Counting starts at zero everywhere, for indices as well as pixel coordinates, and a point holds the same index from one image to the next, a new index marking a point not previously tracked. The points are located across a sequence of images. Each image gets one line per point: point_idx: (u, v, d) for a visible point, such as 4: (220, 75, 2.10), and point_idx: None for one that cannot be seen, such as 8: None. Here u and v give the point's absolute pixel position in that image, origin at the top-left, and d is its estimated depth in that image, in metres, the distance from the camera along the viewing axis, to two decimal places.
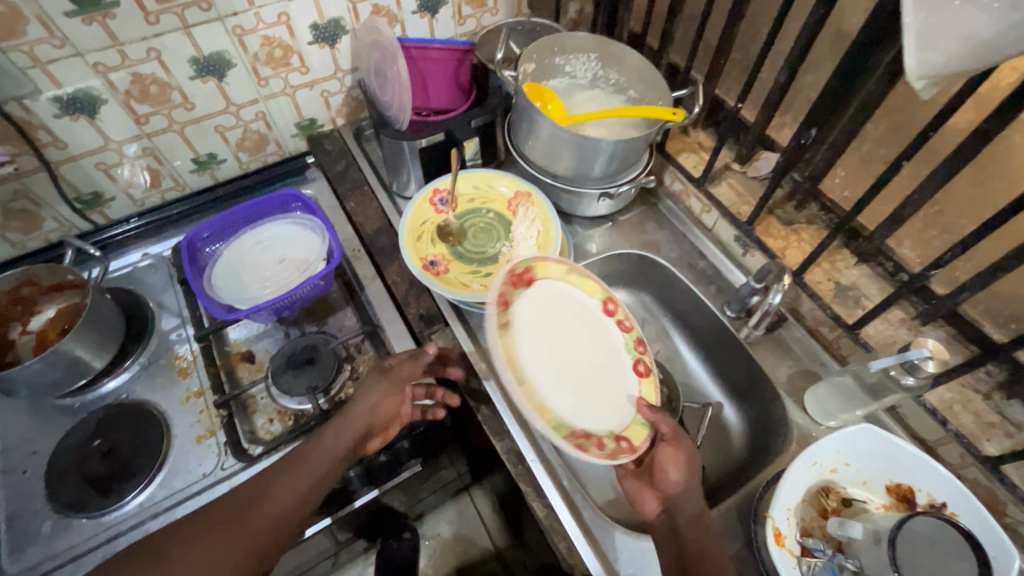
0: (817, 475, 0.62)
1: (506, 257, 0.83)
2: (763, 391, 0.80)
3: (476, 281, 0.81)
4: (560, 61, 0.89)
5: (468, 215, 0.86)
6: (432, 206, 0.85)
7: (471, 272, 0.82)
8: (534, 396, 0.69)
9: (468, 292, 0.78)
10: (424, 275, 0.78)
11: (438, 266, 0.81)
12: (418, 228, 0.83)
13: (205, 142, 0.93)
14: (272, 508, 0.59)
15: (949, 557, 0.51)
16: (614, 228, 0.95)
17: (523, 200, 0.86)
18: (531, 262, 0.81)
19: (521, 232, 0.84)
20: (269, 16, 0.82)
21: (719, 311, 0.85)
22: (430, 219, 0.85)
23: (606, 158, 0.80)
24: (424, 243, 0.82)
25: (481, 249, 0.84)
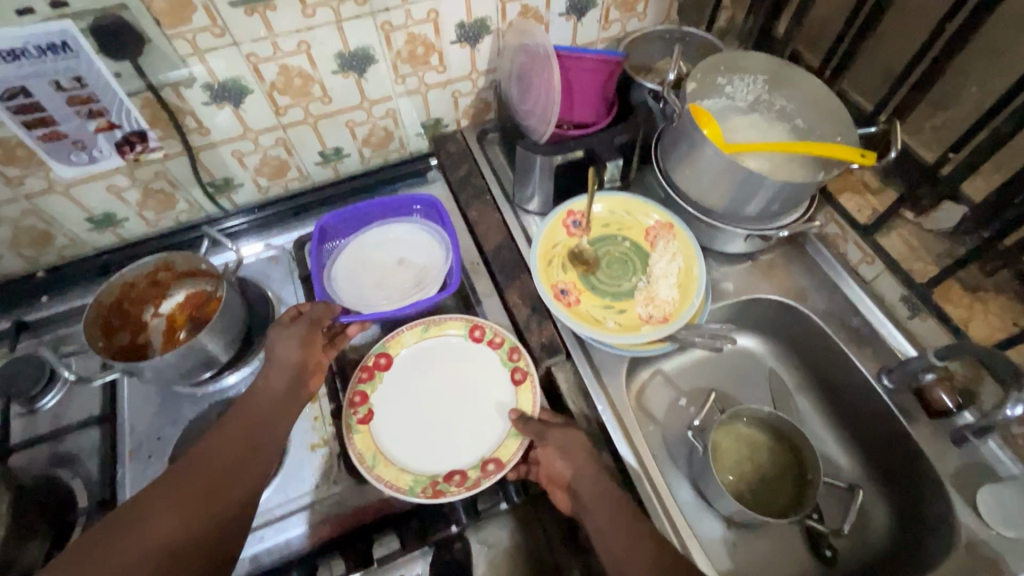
0: None
1: (643, 294, 0.79)
2: (920, 479, 0.71)
3: (609, 317, 0.77)
4: (722, 80, 0.80)
5: (602, 242, 0.83)
6: (565, 228, 0.83)
7: (604, 305, 0.78)
8: (391, 469, 0.68)
9: (600, 328, 0.75)
10: (555, 304, 0.76)
11: (568, 296, 0.78)
12: (550, 252, 0.81)
13: (334, 135, 0.91)
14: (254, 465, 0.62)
15: None
16: (754, 268, 0.86)
17: (666, 233, 0.82)
18: (671, 304, 0.76)
19: (661, 267, 0.80)
20: (419, 13, 0.78)
21: (874, 378, 0.75)
22: (561, 242, 0.82)
23: (773, 199, 0.71)
24: (555, 268, 0.80)
25: (615, 281, 0.81)
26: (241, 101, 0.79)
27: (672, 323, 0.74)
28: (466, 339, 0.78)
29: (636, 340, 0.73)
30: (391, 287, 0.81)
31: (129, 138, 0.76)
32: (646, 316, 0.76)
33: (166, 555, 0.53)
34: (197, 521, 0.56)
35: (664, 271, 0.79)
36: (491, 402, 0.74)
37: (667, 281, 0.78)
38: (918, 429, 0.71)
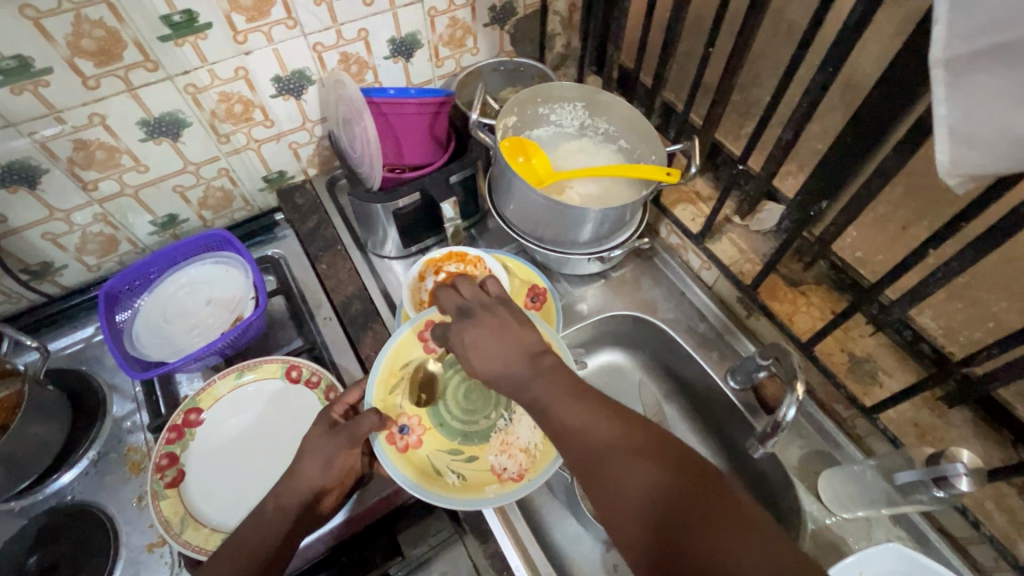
0: None
1: (500, 440, 0.69)
2: (767, 472, 0.72)
3: (453, 468, 0.67)
4: (543, 110, 0.82)
5: (465, 368, 0.75)
6: (422, 342, 0.73)
7: (450, 451, 0.69)
8: (201, 531, 0.64)
9: (435, 483, 0.64)
10: (385, 448, 0.65)
11: (408, 435, 0.68)
12: (396, 373, 0.70)
13: (163, 203, 0.86)
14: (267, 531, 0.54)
15: None
16: (606, 285, 0.88)
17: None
18: (528, 457, 0.65)
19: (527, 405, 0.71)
20: (225, 72, 0.75)
21: (722, 381, 0.77)
22: (415, 360, 0.72)
23: (596, 224, 0.73)
24: (398, 396, 0.70)
25: (472, 417, 0.72)
26: (37, 183, 0.73)
27: (524, 483, 0.63)
28: (283, 383, 0.73)
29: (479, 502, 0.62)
30: (210, 327, 0.76)
31: None
32: (497, 469, 0.66)
33: None
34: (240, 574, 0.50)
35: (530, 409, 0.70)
36: None
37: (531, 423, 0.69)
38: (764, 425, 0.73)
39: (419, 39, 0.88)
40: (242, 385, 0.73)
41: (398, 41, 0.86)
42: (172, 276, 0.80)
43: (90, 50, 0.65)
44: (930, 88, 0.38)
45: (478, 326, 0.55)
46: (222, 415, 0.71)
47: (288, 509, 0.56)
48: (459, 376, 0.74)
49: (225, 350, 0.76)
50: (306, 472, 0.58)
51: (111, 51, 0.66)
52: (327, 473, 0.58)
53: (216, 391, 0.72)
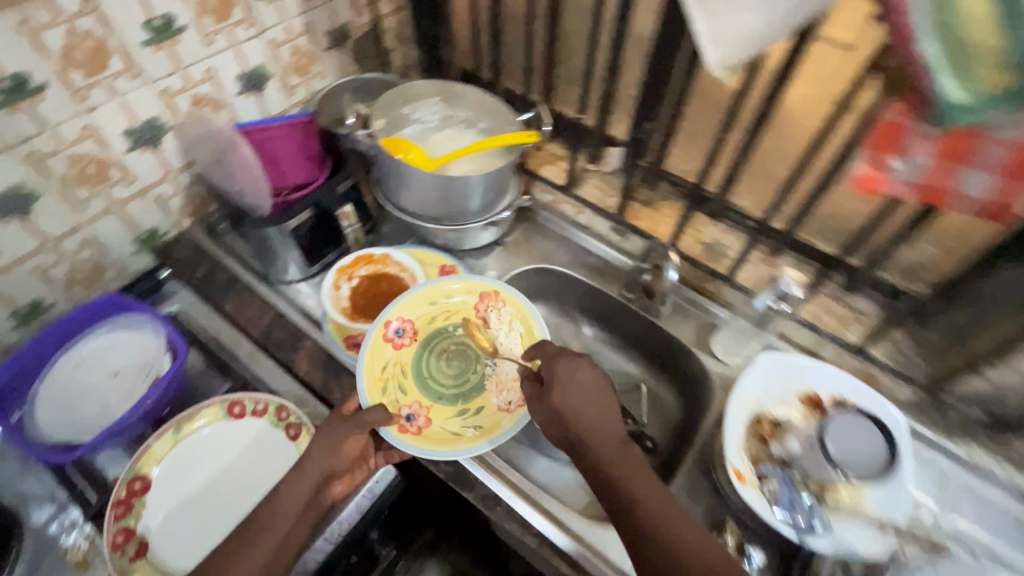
0: (744, 405, 0.68)
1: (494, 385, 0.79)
2: (675, 354, 0.87)
3: (467, 425, 0.75)
4: (406, 110, 0.91)
5: (434, 346, 0.82)
6: (389, 341, 0.79)
7: (457, 415, 0.76)
8: None
9: (458, 442, 0.72)
10: (403, 439, 0.70)
11: (415, 419, 0.74)
12: (381, 377, 0.76)
13: (23, 290, 0.78)
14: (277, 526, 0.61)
15: (865, 433, 0.64)
16: (505, 251, 0.98)
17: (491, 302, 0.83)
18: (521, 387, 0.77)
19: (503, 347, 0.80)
20: (70, 133, 0.72)
21: (620, 296, 0.92)
22: (391, 359, 0.78)
23: (481, 192, 0.82)
24: (392, 393, 0.75)
25: (459, 378, 0.80)
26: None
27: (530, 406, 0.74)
28: (227, 421, 0.72)
29: (504, 436, 0.72)
30: (126, 395, 0.72)
31: None
32: (504, 406, 0.76)
33: None
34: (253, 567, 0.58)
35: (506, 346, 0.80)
36: (276, 470, 0.69)
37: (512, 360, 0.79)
38: (662, 318, 0.89)
39: (267, 72, 0.91)
40: (181, 441, 0.70)
41: (247, 76, 0.89)
42: (62, 358, 0.74)
43: None
44: (686, 13, 0.52)
45: (576, 384, 0.64)
46: (172, 472, 0.68)
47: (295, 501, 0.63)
48: (432, 350, 0.82)
49: (151, 414, 0.74)
50: (314, 465, 0.65)
51: None
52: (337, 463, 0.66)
53: (155, 453, 0.68)
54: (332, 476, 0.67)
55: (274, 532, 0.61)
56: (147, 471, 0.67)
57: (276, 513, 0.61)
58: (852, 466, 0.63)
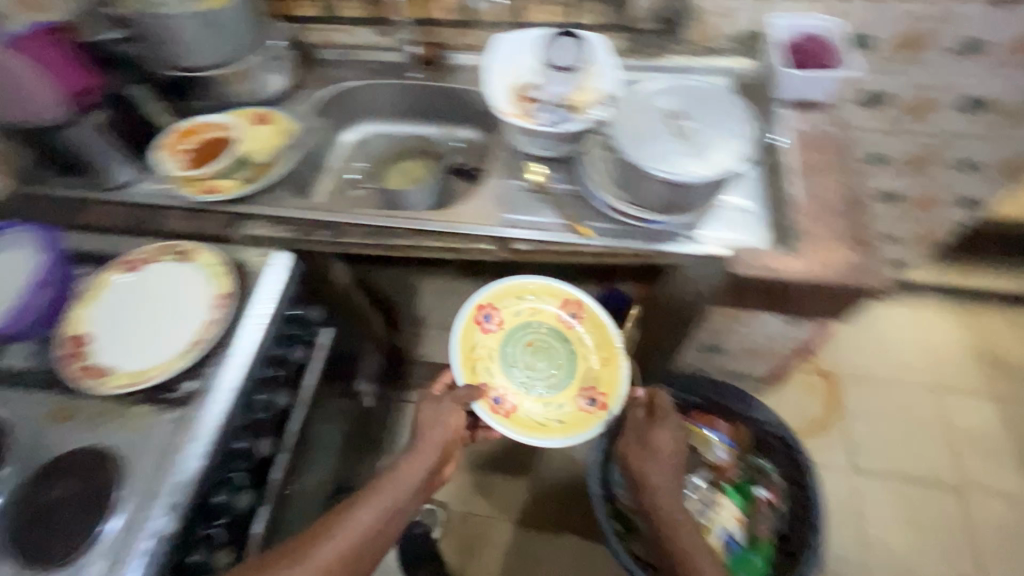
0: (501, 83, 0.92)
1: (603, 381, 0.92)
2: (463, 99, 1.10)
3: (551, 417, 0.90)
4: None
5: (519, 329, 0.95)
6: (479, 323, 0.94)
7: (543, 410, 0.91)
8: (154, 369, 0.78)
9: (543, 430, 0.88)
10: (494, 418, 0.87)
11: (505, 403, 0.90)
12: (470, 356, 0.91)
13: None
14: (397, 488, 0.78)
15: (566, 45, 0.89)
16: (302, 90, 1.12)
17: (574, 309, 0.97)
18: (605, 387, 0.91)
19: (583, 342, 0.95)
20: None
21: (405, 80, 1.11)
22: (478, 341, 0.93)
23: (239, 22, 0.96)
24: (479, 370, 0.91)
25: (541, 366, 0.93)
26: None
27: (614, 407, 0.88)
28: (132, 275, 0.86)
29: (578, 439, 0.87)
30: (13, 301, 0.80)
31: None
32: (585, 407, 0.90)
33: (351, 554, 0.70)
34: (369, 526, 0.73)
35: (588, 346, 0.95)
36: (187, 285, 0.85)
37: (596, 358, 0.94)
38: (441, 78, 1.09)
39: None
40: (100, 302, 0.84)
41: None
42: None
43: None
44: None
45: (663, 434, 0.88)
46: (105, 323, 0.82)
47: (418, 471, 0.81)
48: (517, 338, 0.95)
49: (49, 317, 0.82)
50: (434, 439, 0.85)
51: None
52: (445, 436, 0.86)
53: (87, 314, 0.83)
54: (445, 452, 0.87)
55: (392, 493, 0.77)
56: (87, 340, 0.81)
57: (404, 479, 0.80)
58: (579, 68, 0.91)
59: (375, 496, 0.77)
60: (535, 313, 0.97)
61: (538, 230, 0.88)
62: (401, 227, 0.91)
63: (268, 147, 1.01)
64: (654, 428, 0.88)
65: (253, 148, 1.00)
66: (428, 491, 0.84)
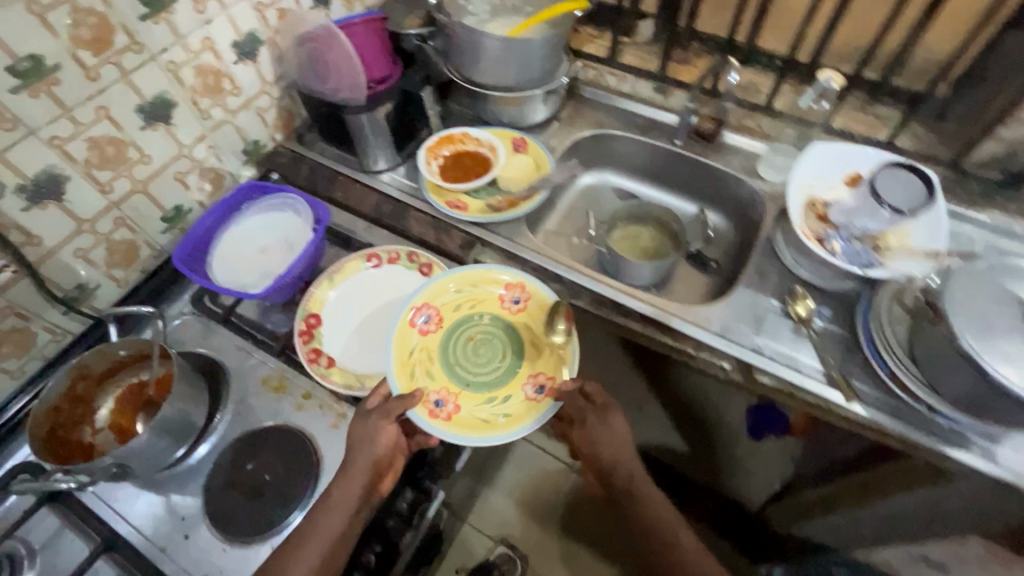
0: (801, 192, 0.83)
1: (544, 364, 0.79)
2: (724, 183, 1.02)
3: (495, 412, 0.75)
4: (462, 2, 1.02)
5: (460, 322, 0.82)
6: (416, 326, 0.80)
7: (487, 401, 0.76)
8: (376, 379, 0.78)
9: (490, 428, 0.73)
10: (433, 423, 0.72)
11: (446, 405, 0.75)
12: (407, 362, 0.77)
13: (170, 195, 0.91)
14: (333, 524, 0.65)
15: (903, 182, 0.76)
16: (560, 123, 1.09)
17: (519, 293, 0.83)
18: (555, 371, 0.78)
19: (531, 329, 0.82)
20: (195, 44, 0.83)
21: (669, 144, 1.04)
22: (417, 345, 0.79)
23: (542, 54, 0.94)
24: (420, 376, 0.76)
25: (485, 363, 0.80)
26: (40, 209, 0.74)
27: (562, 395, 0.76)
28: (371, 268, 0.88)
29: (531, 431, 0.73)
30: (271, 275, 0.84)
31: None
32: (531, 396, 0.76)
33: None
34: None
35: (540, 327, 0.82)
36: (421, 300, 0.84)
37: (541, 340, 0.81)
38: (711, 155, 1.01)
39: None
40: (338, 287, 0.86)
41: None
42: (232, 233, 0.88)
43: (88, 39, 0.71)
44: None
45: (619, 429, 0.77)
46: (338, 311, 0.84)
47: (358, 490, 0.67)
48: (465, 336, 0.81)
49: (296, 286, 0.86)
50: (364, 460, 0.68)
51: (106, 37, 0.72)
52: (384, 450, 0.69)
53: (324, 294, 0.85)
54: (389, 458, 0.71)
55: (332, 533, 0.64)
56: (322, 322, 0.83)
57: (342, 509, 0.66)
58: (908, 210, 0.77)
59: (316, 540, 0.64)
60: (474, 301, 0.83)
61: (789, 368, 0.77)
62: (634, 308, 0.84)
63: (522, 182, 0.97)
64: (607, 420, 0.77)
65: (511, 176, 0.98)
66: (372, 504, 0.70)
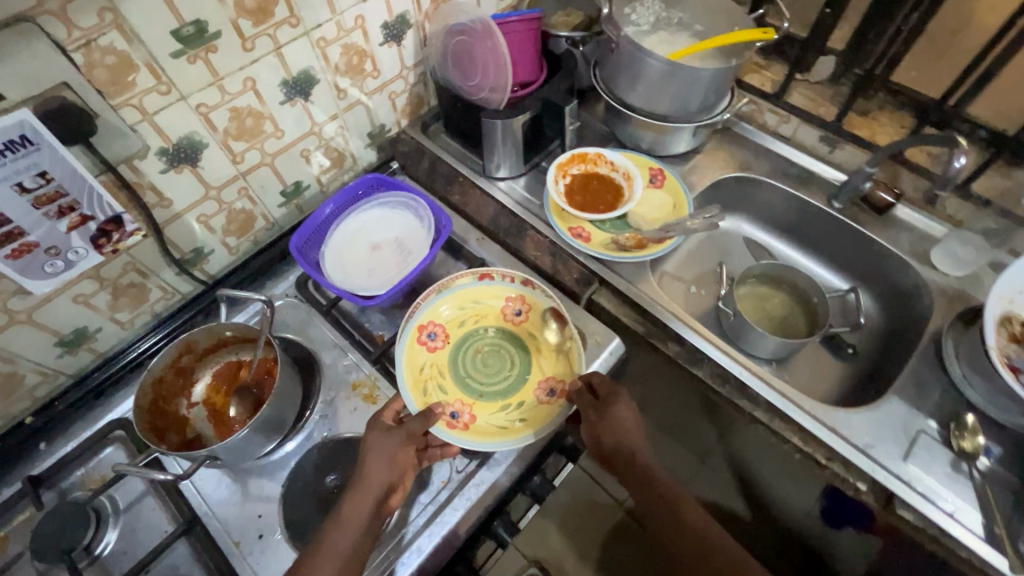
0: (998, 306, 0.70)
1: (553, 365, 0.76)
2: (887, 263, 0.89)
3: (512, 417, 0.73)
4: (626, 10, 0.93)
5: (465, 337, 0.80)
6: (423, 344, 0.78)
7: (503, 409, 0.74)
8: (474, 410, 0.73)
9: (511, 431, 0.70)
10: (453, 434, 0.69)
11: (462, 417, 0.72)
12: (420, 378, 0.75)
13: (293, 170, 0.89)
14: (341, 542, 0.60)
15: None
16: (702, 158, 0.98)
17: (520, 304, 0.81)
18: (563, 373, 0.75)
19: (536, 334, 0.79)
20: (348, 22, 0.79)
21: (826, 206, 0.92)
22: (427, 361, 0.77)
23: (708, 88, 0.83)
24: (433, 393, 0.74)
25: (496, 374, 0.77)
26: (175, 173, 0.73)
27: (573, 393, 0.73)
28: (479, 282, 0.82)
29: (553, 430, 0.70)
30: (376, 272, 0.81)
31: (103, 228, 0.69)
32: (545, 397, 0.73)
33: None
34: None
35: (543, 335, 0.79)
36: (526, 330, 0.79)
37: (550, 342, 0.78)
38: (875, 228, 0.89)
39: None
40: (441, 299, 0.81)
41: None
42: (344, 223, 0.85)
43: (250, 8, 0.67)
44: None
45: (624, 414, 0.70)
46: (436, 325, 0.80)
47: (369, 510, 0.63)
48: (472, 351, 0.79)
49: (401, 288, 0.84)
50: (377, 476, 0.64)
51: (267, 8, 0.69)
52: (396, 470, 0.65)
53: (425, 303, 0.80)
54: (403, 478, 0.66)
55: (341, 552, 0.60)
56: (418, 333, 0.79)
57: (351, 527, 0.61)
58: None
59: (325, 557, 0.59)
60: (478, 316, 0.81)
61: (939, 510, 0.65)
62: (759, 394, 0.74)
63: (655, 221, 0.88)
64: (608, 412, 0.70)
65: (645, 215, 0.88)
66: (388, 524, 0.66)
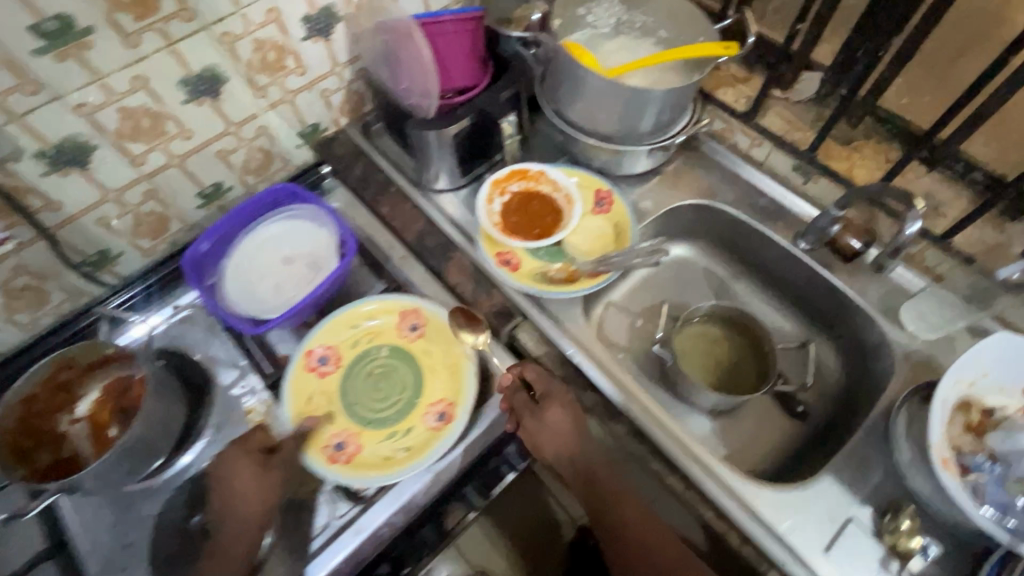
0: (959, 390, 0.65)
1: (444, 388, 0.72)
2: (850, 315, 0.79)
3: (398, 446, 0.69)
4: (582, 11, 0.83)
5: (357, 358, 0.74)
6: (312, 369, 0.73)
7: (390, 436, 0.70)
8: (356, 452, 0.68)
9: (396, 463, 0.67)
10: (332, 469, 0.66)
11: (346, 448, 0.68)
12: (306, 406, 0.70)
13: (210, 171, 0.83)
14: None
15: None
16: (661, 180, 0.89)
17: (415, 319, 0.75)
18: (452, 396, 0.71)
19: (429, 353, 0.74)
20: (258, 16, 0.72)
21: (791, 245, 0.82)
22: (316, 388, 0.72)
23: (658, 108, 0.74)
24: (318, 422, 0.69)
25: (386, 399, 0.72)
26: (61, 176, 0.69)
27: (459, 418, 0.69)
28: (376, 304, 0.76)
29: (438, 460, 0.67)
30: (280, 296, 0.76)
31: None
32: (433, 424, 0.69)
33: None
34: None
35: (437, 355, 0.74)
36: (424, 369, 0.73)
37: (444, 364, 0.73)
38: (841, 275, 0.79)
39: None
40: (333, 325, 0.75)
41: None
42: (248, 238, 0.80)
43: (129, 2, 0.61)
44: None
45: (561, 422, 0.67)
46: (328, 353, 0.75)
47: (237, 556, 0.60)
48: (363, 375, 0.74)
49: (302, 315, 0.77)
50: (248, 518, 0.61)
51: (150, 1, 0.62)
52: (267, 508, 0.62)
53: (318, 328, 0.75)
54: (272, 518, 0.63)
55: None
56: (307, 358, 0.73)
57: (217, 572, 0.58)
58: None
59: None
60: (371, 334, 0.75)
61: None
62: (676, 460, 0.67)
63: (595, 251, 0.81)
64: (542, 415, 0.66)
65: (579, 246, 0.82)
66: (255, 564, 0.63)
